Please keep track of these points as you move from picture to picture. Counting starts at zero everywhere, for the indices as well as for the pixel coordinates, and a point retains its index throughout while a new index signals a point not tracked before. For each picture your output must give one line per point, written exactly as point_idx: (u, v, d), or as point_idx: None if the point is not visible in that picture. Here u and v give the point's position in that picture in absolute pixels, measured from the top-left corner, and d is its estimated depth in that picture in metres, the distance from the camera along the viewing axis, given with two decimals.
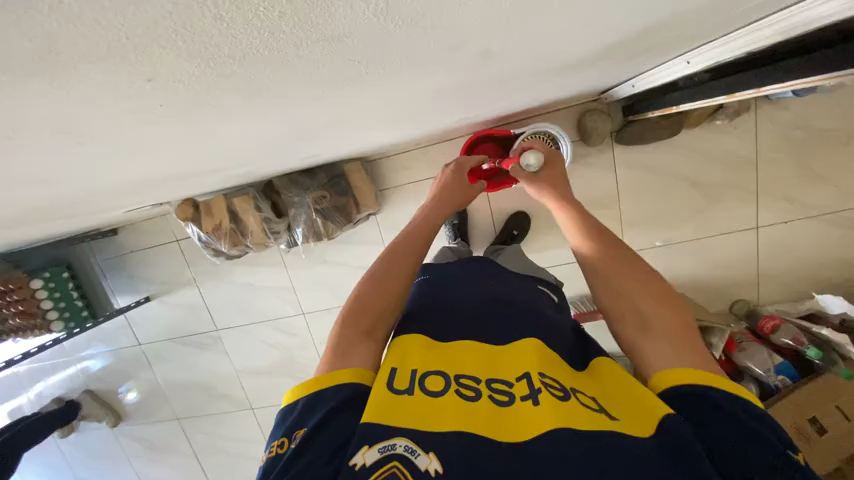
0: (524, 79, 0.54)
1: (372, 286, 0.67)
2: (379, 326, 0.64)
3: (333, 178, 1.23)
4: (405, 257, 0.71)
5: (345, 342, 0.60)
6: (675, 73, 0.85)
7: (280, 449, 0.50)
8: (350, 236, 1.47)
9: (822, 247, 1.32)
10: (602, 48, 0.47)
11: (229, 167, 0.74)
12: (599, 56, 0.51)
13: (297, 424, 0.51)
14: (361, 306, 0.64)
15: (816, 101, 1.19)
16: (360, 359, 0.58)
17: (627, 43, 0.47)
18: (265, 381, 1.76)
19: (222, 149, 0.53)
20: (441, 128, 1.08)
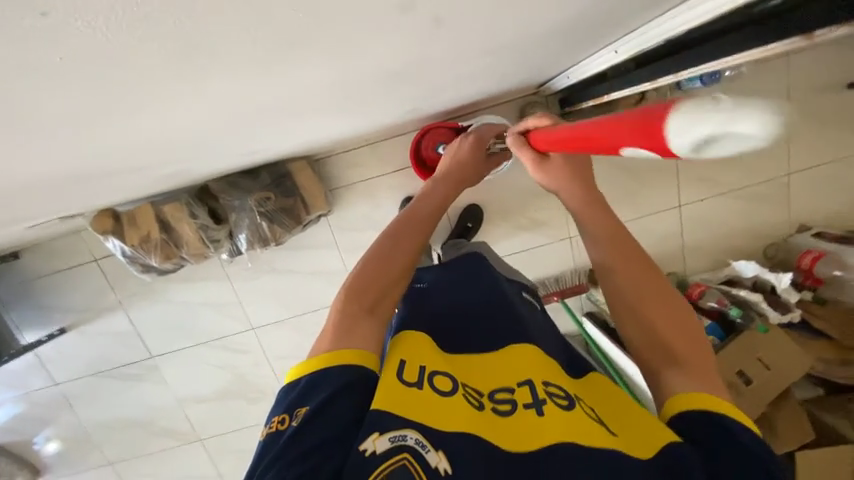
0: (470, 58, 0.54)
1: (375, 263, 0.61)
2: (383, 311, 0.58)
3: (277, 178, 1.15)
4: (413, 236, 0.65)
5: (345, 325, 0.55)
6: (603, 62, 0.91)
7: (280, 425, 0.48)
8: (299, 241, 1.39)
9: (732, 221, 1.50)
10: (544, 26, 0.49)
11: (157, 165, 0.66)
12: (541, 36, 0.53)
13: (300, 403, 0.49)
14: (365, 285, 0.59)
15: (716, 92, 1.35)
16: (364, 337, 0.54)
17: (566, 20, 0.49)
18: (214, 407, 1.60)
19: (148, 138, 0.46)
20: (389, 122, 1.06)
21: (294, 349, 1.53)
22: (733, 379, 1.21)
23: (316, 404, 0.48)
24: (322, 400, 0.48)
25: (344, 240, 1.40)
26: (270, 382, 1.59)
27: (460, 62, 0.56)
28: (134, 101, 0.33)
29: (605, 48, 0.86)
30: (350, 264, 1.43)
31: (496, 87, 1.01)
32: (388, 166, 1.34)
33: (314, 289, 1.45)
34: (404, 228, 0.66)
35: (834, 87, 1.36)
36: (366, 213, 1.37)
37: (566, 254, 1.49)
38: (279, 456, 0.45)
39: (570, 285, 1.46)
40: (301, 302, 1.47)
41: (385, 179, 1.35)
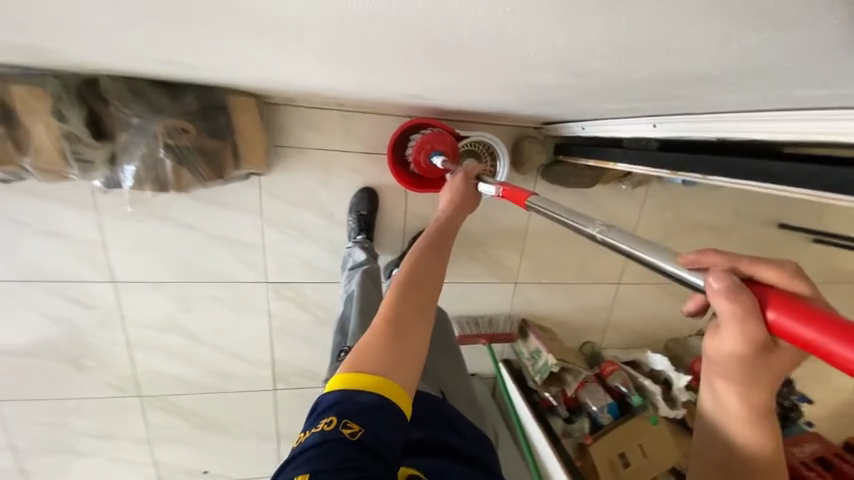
0: (558, 33, 0.35)
1: (422, 271, 0.63)
2: (427, 321, 0.58)
3: (209, 109, 0.85)
4: (440, 251, 0.68)
5: (393, 343, 0.54)
6: (633, 131, 0.83)
7: (327, 427, 0.48)
8: (214, 194, 1.09)
9: (654, 310, 1.59)
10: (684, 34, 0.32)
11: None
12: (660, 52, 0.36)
13: (355, 415, 0.48)
14: (407, 296, 0.59)
15: (685, 191, 1.40)
16: (417, 341, 0.56)
17: (679, 59, 0.37)
18: (25, 365, 1.19)
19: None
20: (380, 97, 0.85)
21: (165, 320, 1.21)
22: (614, 458, 1.23)
23: (371, 424, 0.48)
24: (376, 419, 0.48)
25: (273, 212, 1.13)
26: (117, 352, 1.23)
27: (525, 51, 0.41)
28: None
29: (646, 117, 0.78)
30: (270, 241, 1.16)
31: (512, 108, 0.87)
32: (356, 144, 1.11)
33: (214, 257, 1.15)
34: (429, 246, 0.68)
35: (768, 223, 1.51)
36: (311, 189, 1.13)
37: (506, 298, 1.43)
38: (327, 460, 0.45)
39: (500, 332, 1.40)
40: (192, 268, 1.15)
41: (347, 157, 1.12)
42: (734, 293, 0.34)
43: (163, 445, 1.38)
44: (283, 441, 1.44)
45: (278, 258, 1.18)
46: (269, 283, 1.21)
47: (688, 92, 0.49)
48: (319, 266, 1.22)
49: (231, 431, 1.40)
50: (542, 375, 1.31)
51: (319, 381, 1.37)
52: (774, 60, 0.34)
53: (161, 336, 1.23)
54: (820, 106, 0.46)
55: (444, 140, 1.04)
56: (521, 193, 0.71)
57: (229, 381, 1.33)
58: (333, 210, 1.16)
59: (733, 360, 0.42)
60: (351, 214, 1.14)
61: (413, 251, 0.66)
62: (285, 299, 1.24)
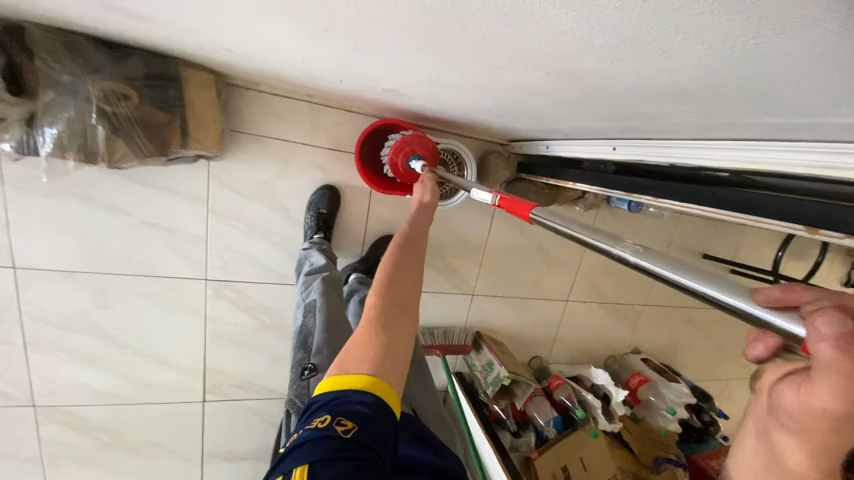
0: (557, 32, 0.36)
1: (402, 265, 0.64)
2: (412, 314, 0.59)
3: (157, 77, 0.76)
4: (417, 247, 0.69)
5: (382, 340, 0.54)
6: (593, 152, 0.88)
7: (320, 424, 0.47)
8: (153, 175, 0.97)
9: (597, 329, 1.67)
10: (674, 50, 0.34)
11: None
12: (647, 65, 0.38)
13: (349, 411, 0.48)
14: (389, 292, 0.59)
15: (629, 218, 1.51)
16: (404, 334, 0.56)
17: (655, 74, 0.40)
18: None
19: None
20: (354, 92, 0.82)
21: (76, 316, 1.04)
22: (556, 472, 1.25)
23: (367, 422, 0.47)
24: (370, 416, 0.48)
25: (221, 202, 1.03)
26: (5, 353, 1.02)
27: (516, 50, 0.41)
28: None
29: (606, 140, 0.82)
30: (215, 234, 1.05)
31: (484, 119, 0.89)
32: (321, 139, 1.06)
33: (146, 247, 1.02)
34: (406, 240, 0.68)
35: (695, 253, 1.68)
36: (268, 181, 1.05)
37: (463, 310, 1.42)
38: (321, 455, 0.43)
39: (456, 343, 1.39)
40: (115, 258, 1.01)
41: (310, 151, 1.06)
42: (849, 344, 0.22)
43: (55, 467, 1.16)
44: (208, 461, 1.28)
45: (223, 254, 1.08)
46: (209, 280, 1.09)
47: (653, 113, 0.53)
48: (269, 265, 1.13)
49: (145, 449, 1.22)
50: (493, 387, 1.31)
51: (256, 392, 1.25)
52: (737, 84, 0.37)
53: (68, 336, 1.05)
54: (781, 139, 0.52)
55: (425, 144, 1.01)
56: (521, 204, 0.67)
57: (149, 390, 1.16)
58: (290, 206, 1.09)
59: (828, 425, 0.23)
60: (309, 212, 1.07)
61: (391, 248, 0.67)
62: (225, 300, 1.13)
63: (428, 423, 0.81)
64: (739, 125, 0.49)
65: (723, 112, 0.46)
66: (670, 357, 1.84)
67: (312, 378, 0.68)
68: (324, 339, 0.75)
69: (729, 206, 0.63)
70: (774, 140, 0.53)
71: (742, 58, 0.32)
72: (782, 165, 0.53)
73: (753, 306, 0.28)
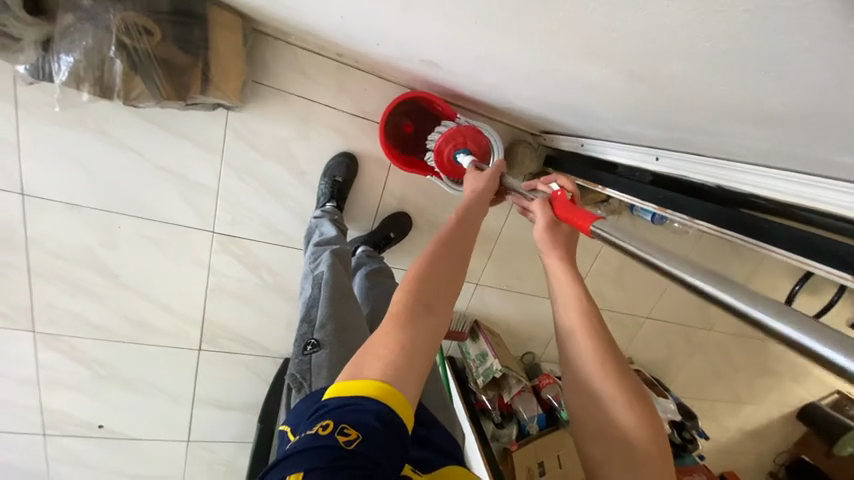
0: (643, 29, 0.31)
1: (438, 261, 0.62)
2: (438, 318, 0.57)
3: (181, 14, 0.71)
4: (460, 246, 0.65)
5: (400, 340, 0.53)
6: (631, 159, 0.83)
7: (322, 431, 0.46)
8: (169, 118, 0.93)
9: None
10: (771, 72, 0.29)
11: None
12: (734, 83, 0.33)
13: (354, 421, 0.46)
14: (417, 288, 0.58)
15: (648, 228, 1.46)
16: (426, 336, 0.55)
17: (733, 92, 0.36)
18: None
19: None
20: (388, 58, 0.77)
21: (81, 251, 1.03)
22: (532, 466, 1.27)
23: (372, 434, 0.46)
24: (375, 428, 0.46)
25: (236, 155, 1.00)
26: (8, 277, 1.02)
27: (586, 41, 0.37)
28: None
29: (649, 149, 0.77)
30: (226, 188, 1.03)
31: (521, 106, 0.83)
32: (347, 103, 1.01)
33: (157, 191, 1.00)
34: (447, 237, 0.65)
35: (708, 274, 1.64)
36: (286, 140, 1.01)
37: (464, 297, 1.41)
38: (321, 464, 0.43)
39: (453, 329, 1.39)
40: (123, 198, 0.99)
41: (333, 114, 1.01)
42: None
43: (53, 392, 1.19)
44: (198, 406, 1.31)
45: (232, 208, 1.05)
46: (216, 233, 1.08)
47: (715, 130, 0.48)
48: (278, 226, 1.11)
49: (139, 386, 1.25)
50: (483, 378, 1.32)
51: (252, 348, 1.27)
52: (829, 118, 0.33)
53: (72, 268, 1.05)
54: (842, 177, 0.47)
55: (479, 140, 0.99)
56: (589, 216, 0.61)
57: (147, 332, 1.17)
58: (306, 170, 1.05)
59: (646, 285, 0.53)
60: (324, 177, 1.03)
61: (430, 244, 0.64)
62: (231, 256, 1.11)
63: (430, 407, 0.81)
64: (811, 157, 0.44)
65: (799, 142, 0.41)
66: (662, 371, 1.84)
67: (316, 354, 0.66)
68: (327, 315, 0.73)
69: (770, 239, 0.59)
70: (836, 178, 0.48)
71: (841, 95, 0.28)
72: (836, 205, 0.49)
73: (801, 336, 0.29)
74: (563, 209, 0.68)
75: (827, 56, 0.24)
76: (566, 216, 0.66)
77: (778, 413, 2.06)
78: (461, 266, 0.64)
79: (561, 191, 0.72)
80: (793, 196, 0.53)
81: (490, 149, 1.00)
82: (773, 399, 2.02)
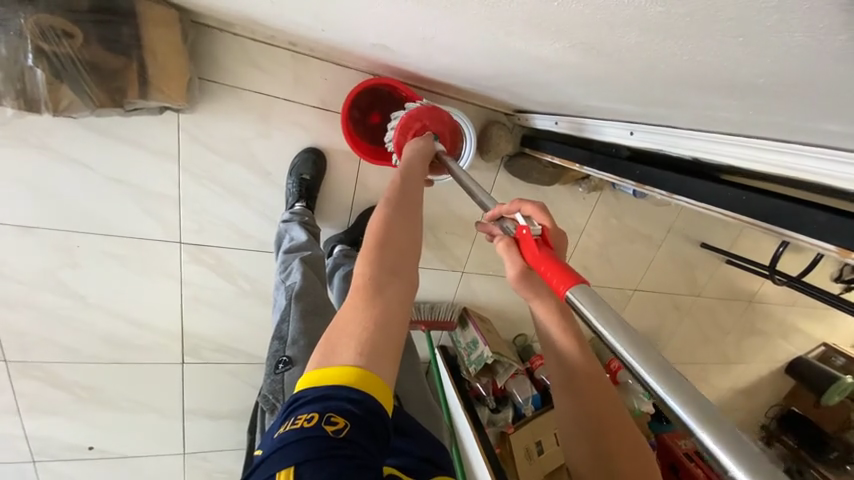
0: None
1: (392, 232, 0.58)
2: (403, 282, 0.54)
3: (105, 11, 0.65)
4: (410, 213, 0.64)
5: (371, 316, 0.49)
6: (605, 134, 0.79)
7: (307, 424, 0.43)
8: (115, 126, 0.87)
9: None
10: (740, 38, 0.26)
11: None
12: (698, 51, 0.30)
13: (340, 409, 0.44)
14: (376, 260, 0.54)
15: (630, 201, 1.44)
16: (395, 304, 0.52)
17: (697, 61, 0.32)
18: None
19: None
20: (339, 44, 0.71)
21: (40, 273, 0.97)
22: (529, 445, 1.28)
23: (358, 420, 0.44)
24: (363, 415, 0.44)
25: (194, 160, 0.94)
26: None
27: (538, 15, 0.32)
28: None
29: (623, 122, 0.74)
30: (189, 195, 0.97)
31: (487, 87, 0.79)
32: (306, 96, 0.95)
33: (113, 205, 0.94)
34: (394, 203, 0.63)
35: (691, 241, 1.64)
36: (246, 141, 0.95)
37: (451, 286, 1.38)
38: (310, 457, 0.41)
39: (442, 318, 1.35)
40: (79, 215, 0.93)
41: (294, 108, 0.95)
42: None
43: (34, 419, 1.16)
44: (189, 418, 1.29)
45: (198, 217, 1.00)
46: (184, 244, 1.03)
47: (686, 101, 0.45)
48: (248, 230, 1.06)
49: (125, 405, 1.22)
50: (475, 366, 1.30)
51: (236, 356, 1.23)
52: (802, 85, 0.29)
53: (32, 293, 0.99)
54: (822, 144, 0.44)
55: (436, 118, 0.94)
56: (563, 274, 0.45)
57: (125, 351, 1.13)
58: (271, 169, 1.00)
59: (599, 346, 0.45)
60: (291, 176, 0.98)
61: (380, 210, 0.62)
62: (203, 266, 1.07)
63: (414, 413, 0.80)
64: (787, 125, 0.41)
65: (774, 111, 0.38)
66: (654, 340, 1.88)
67: (288, 371, 0.64)
68: (299, 330, 0.70)
69: (751, 211, 0.56)
70: (812, 145, 0.45)
71: (817, 61, 0.25)
72: (812, 173, 0.46)
73: None
74: (530, 256, 0.53)
75: (797, 16, 0.21)
76: (535, 266, 0.51)
77: (766, 371, 2.11)
78: (414, 230, 0.62)
79: (527, 228, 0.55)
80: (772, 166, 0.50)
81: (451, 123, 0.95)
82: (760, 358, 2.07)
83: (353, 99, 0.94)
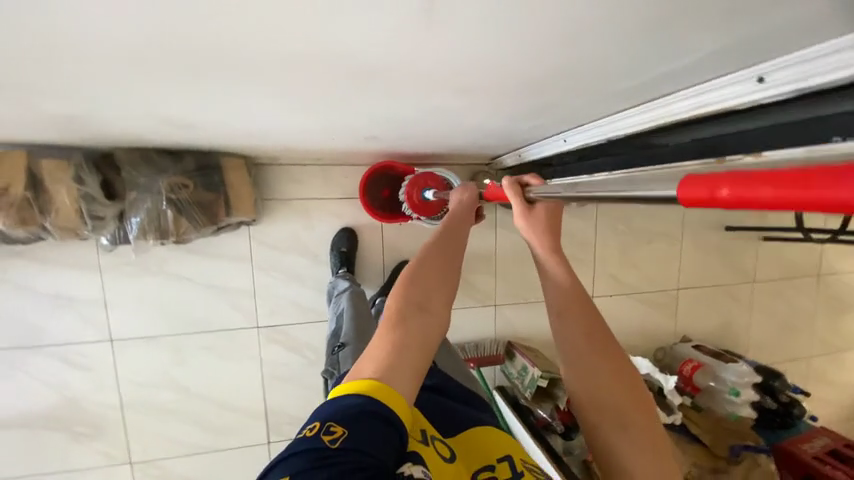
0: (450, 62, 0.52)
1: (429, 264, 0.62)
2: (429, 315, 0.56)
3: (203, 168, 1.02)
4: (449, 247, 0.66)
5: (393, 340, 0.52)
6: (553, 148, 1.01)
7: (309, 433, 0.45)
8: (209, 246, 1.21)
9: (635, 320, 1.65)
10: (526, 48, 0.49)
11: (60, 87, 0.55)
12: (521, 62, 0.53)
13: (339, 418, 0.45)
14: (409, 289, 0.58)
15: (631, 206, 1.57)
16: (419, 335, 0.54)
17: (529, 67, 0.55)
18: (16, 441, 1.17)
19: (60, 28, 0.38)
20: (347, 146, 1.03)
21: (160, 374, 1.24)
22: None
23: (358, 428, 0.44)
24: (361, 421, 0.45)
25: (262, 258, 1.25)
26: (108, 415, 1.23)
27: (435, 79, 0.58)
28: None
29: (557, 134, 0.96)
30: (261, 286, 1.26)
31: (455, 143, 1.06)
32: (333, 191, 1.28)
33: (208, 306, 1.24)
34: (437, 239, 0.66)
35: (714, 228, 1.67)
36: (296, 234, 1.27)
37: (489, 322, 1.49)
38: (305, 466, 0.41)
39: (488, 354, 1.43)
40: (187, 319, 1.23)
41: (326, 202, 1.28)
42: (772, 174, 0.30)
43: None
44: None
45: (269, 301, 1.27)
46: (260, 327, 1.28)
47: (563, 94, 0.66)
48: (306, 304, 1.30)
49: None
50: (531, 390, 1.32)
51: None
52: (585, 55, 0.51)
53: (153, 393, 1.25)
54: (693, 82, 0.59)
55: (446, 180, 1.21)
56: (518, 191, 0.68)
57: (221, 437, 1.31)
58: (317, 251, 1.28)
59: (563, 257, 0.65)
60: (332, 252, 1.26)
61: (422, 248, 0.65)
62: (277, 343, 1.30)
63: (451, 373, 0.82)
64: (629, 83, 0.60)
65: (606, 76, 0.58)
66: (728, 339, 1.76)
67: (343, 349, 0.81)
68: (351, 326, 0.89)
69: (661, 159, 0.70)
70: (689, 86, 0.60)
71: (568, 39, 0.46)
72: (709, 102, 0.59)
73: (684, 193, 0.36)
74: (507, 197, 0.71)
75: (527, 27, 0.43)
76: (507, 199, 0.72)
77: None
78: (451, 266, 0.64)
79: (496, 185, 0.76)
80: (672, 112, 0.65)
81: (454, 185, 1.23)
82: None
83: (366, 185, 1.24)
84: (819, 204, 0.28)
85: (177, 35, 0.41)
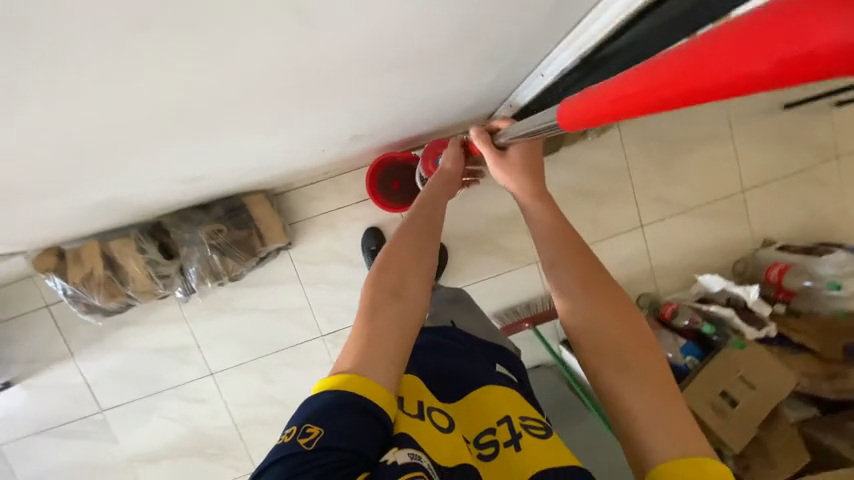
0: (370, 47, 0.54)
1: (401, 248, 0.63)
2: (403, 302, 0.58)
3: (231, 211, 1.15)
4: (421, 225, 0.66)
5: (367, 332, 0.55)
6: (535, 87, 0.96)
7: (286, 439, 0.47)
8: (261, 276, 1.36)
9: (699, 237, 1.50)
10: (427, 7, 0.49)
11: (90, 180, 0.68)
12: (434, 22, 0.53)
13: (314, 419, 0.48)
14: (381, 278, 0.59)
15: (658, 117, 1.42)
16: (393, 323, 0.55)
17: (446, 23, 0.54)
18: (169, 468, 1.44)
19: (56, 138, 0.48)
20: (341, 152, 1.09)
21: (256, 394, 1.43)
22: (717, 401, 1.15)
23: (333, 426, 0.47)
24: (334, 419, 0.47)
25: (306, 274, 1.37)
26: (229, 435, 1.45)
27: (368, 67, 0.60)
28: (20, 85, 0.37)
29: (533, 72, 0.91)
30: (313, 299, 1.38)
31: (440, 116, 1.07)
32: (349, 197, 1.35)
33: (276, 328, 1.39)
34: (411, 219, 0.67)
35: (768, 110, 1.44)
36: (328, 246, 1.37)
37: (535, 279, 1.47)
38: (286, 471, 0.44)
39: (542, 310, 1.41)
40: (263, 343, 1.40)
41: (346, 209, 1.36)
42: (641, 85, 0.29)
43: None
44: None
45: (324, 311, 1.39)
46: (324, 335, 1.41)
47: (503, 34, 0.64)
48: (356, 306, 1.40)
49: None
50: None
51: None
52: None
53: (256, 411, 1.44)
54: None
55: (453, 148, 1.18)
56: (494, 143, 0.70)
57: None
58: (351, 255, 1.37)
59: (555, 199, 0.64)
60: (364, 252, 1.35)
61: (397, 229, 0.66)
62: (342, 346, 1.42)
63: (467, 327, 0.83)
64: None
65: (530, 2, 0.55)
66: (822, 229, 1.52)
67: None
68: None
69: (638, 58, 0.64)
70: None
71: None
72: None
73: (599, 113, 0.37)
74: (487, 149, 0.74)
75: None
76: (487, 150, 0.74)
77: None
78: (424, 245, 0.64)
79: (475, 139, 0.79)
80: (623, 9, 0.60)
81: None
82: None
83: (375, 182, 1.29)
84: (723, 89, 0.23)
85: (139, 111, 0.49)
